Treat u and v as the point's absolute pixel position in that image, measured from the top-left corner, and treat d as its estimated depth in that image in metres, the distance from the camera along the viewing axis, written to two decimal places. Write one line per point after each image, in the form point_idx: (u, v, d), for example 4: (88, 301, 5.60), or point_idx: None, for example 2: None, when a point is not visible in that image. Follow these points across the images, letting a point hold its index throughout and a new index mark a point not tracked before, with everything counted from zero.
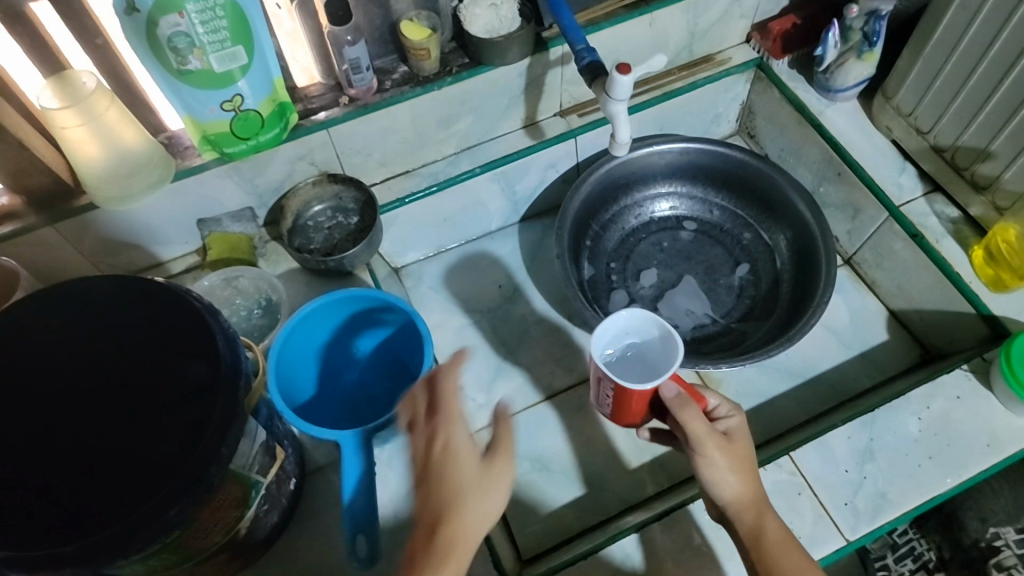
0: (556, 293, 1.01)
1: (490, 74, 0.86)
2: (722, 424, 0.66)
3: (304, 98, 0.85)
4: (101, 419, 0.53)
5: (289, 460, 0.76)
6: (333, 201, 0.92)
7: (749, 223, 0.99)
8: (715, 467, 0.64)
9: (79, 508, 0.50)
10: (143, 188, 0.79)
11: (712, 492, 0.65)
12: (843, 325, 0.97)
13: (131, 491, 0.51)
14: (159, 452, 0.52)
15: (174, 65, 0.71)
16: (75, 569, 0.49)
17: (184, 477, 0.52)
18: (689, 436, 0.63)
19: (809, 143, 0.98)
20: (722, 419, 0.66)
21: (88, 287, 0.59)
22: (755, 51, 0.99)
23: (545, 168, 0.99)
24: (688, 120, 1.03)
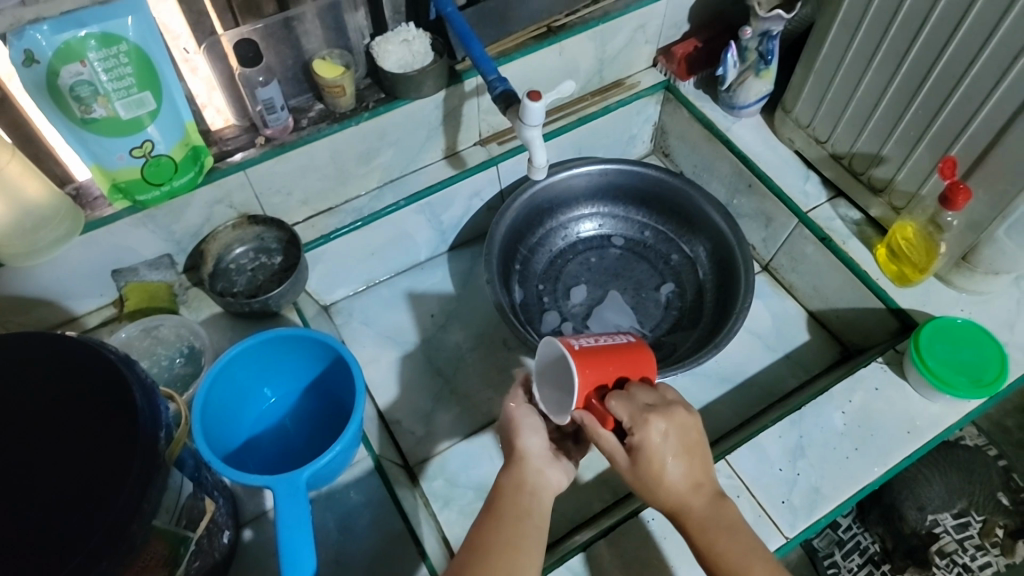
0: (490, 319, 1.02)
1: (407, 108, 0.88)
2: (638, 437, 0.61)
3: (219, 141, 0.85)
4: (7, 486, 0.50)
5: (220, 511, 0.73)
6: (255, 242, 0.91)
7: (671, 238, 1.02)
8: (659, 479, 0.63)
9: None
10: (50, 242, 0.76)
11: (651, 500, 0.65)
12: (765, 329, 1.01)
13: (44, 557, 0.47)
14: (73, 512, 0.49)
15: (78, 114, 0.69)
16: None
17: (103, 537, 0.49)
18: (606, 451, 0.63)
19: (720, 158, 1.03)
20: (638, 431, 0.61)
21: None
22: (662, 74, 1.04)
23: (470, 197, 1.01)
24: (604, 143, 1.07)
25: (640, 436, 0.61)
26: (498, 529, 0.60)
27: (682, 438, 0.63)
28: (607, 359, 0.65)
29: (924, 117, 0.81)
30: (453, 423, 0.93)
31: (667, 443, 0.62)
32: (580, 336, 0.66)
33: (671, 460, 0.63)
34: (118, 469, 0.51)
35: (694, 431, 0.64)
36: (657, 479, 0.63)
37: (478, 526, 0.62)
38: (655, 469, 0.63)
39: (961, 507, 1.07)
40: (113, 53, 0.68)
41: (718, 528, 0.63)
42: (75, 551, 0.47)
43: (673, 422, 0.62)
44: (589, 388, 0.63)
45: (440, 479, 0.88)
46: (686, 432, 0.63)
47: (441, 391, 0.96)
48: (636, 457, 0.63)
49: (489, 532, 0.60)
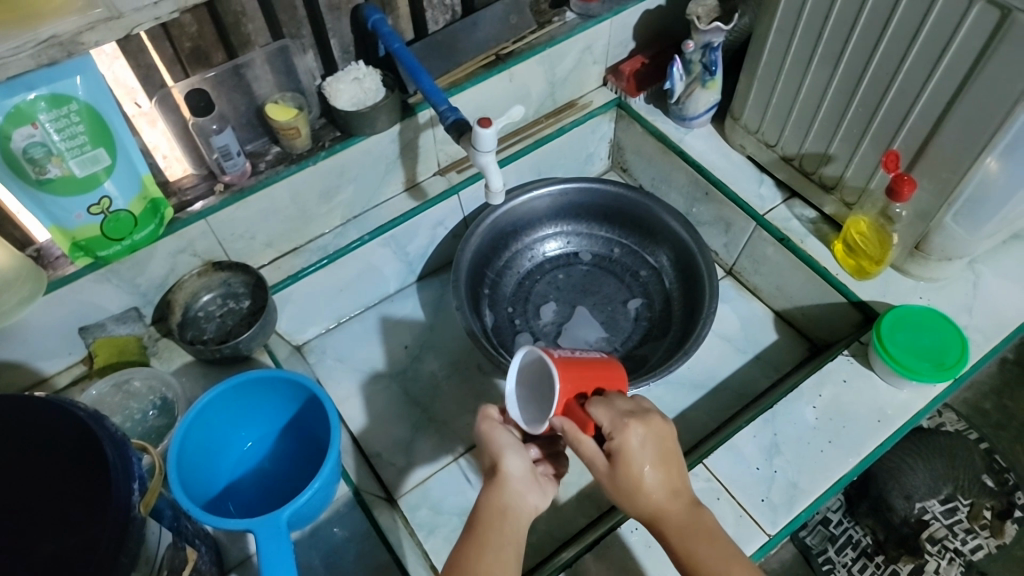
0: (462, 345, 1.03)
1: (363, 144, 0.89)
2: (617, 442, 0.62)
3: (178, 191, 0.85)
4: None
5: (202, 560, 0.72)
6: (222, 288, 0.91)
7: (634, 250, 1.04)
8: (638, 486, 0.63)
9: None
10: (14, 305, 0.75)
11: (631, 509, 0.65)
12: (735, 332, 1.02)
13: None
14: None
15: (32, 176, 0.70)
16: None
17: None
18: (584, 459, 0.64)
19: (675, 169, 1.05)
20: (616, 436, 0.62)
21: None
22: (612, 92, 1.07)
23: (434, 226, 1.02)
24: (563, 163, 1.09)
25: (619, 441, 0.62)
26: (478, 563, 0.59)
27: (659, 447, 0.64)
28: (585, 370, 0.67)
29: (865, 113, 0.84)
30: (434, 452, 0.93)
31: (646, 450, 0.63)
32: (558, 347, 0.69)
33: (649, 467, 0.63)
34: (90, 525, 0.51)
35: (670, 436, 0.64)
36: (635, 485, 0.64)
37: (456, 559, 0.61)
38: (633, 477, 0.63)
39: (948, 492, 1.09)
40: (64, 112, 0.69)
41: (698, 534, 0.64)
42: None
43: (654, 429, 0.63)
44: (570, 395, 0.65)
45: (425, 508, 0.88)
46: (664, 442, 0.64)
47: (419, 421, 0.96)
48: (615, 463, 0.63)
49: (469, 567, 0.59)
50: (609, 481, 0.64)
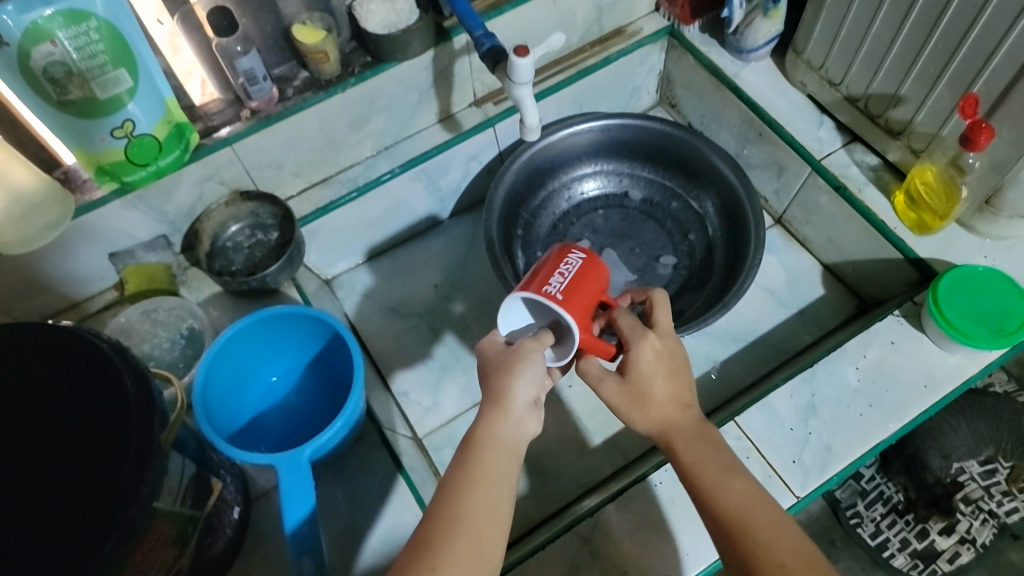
0: (492, 285, 1.00)
1: (395, 71, 0.84)
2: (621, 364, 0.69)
3: (203, 116, 0.82)
4: (13, 480, 0.50)
5: (228, 488, 0.73)
6: (250, 219, 0.89)
7: (678, 193, 0.98)
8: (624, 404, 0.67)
9: None
10: (43, 228, 0.75)
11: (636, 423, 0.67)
12: (779, 285, 0.97)
13: (43, 556, 0.47)
14: (70, 502, 0.49)
15: (54, 96, 0.67)
16: None
17: (103, 526, 0.49)
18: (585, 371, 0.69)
19: (728, 106, 0.97)
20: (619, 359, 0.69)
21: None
22: (665, 18, 0.98)
23: (467, 161, 0.98)
24: (607, 96, 1.02)
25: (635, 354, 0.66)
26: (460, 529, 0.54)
27: (652, 372, 0.66)
28: (581, 293, 0.64)
29: (943, 51, 0.75)
30: (459, 393, 0.92)
31: (660, 363, 0.66)
32: (553, 277, 0.63)
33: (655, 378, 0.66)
34: (115, 460, 0.51)
35: (661, 349, 0.66)
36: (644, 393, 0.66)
37: (430, 521, 0.55)
38: (640, 388, 0.66)
39: (988, 454, 1.06)
40: (82, 29, 0.65)
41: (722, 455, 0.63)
42: (77, 541, 0.48)
43: (645, 340, 0.66)
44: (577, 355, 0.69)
45: (449, 448, 0.89)
46: (652, 365, 0.66)
47: (447, 361, 0.94)
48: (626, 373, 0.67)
49: (458, 536, 0.53)
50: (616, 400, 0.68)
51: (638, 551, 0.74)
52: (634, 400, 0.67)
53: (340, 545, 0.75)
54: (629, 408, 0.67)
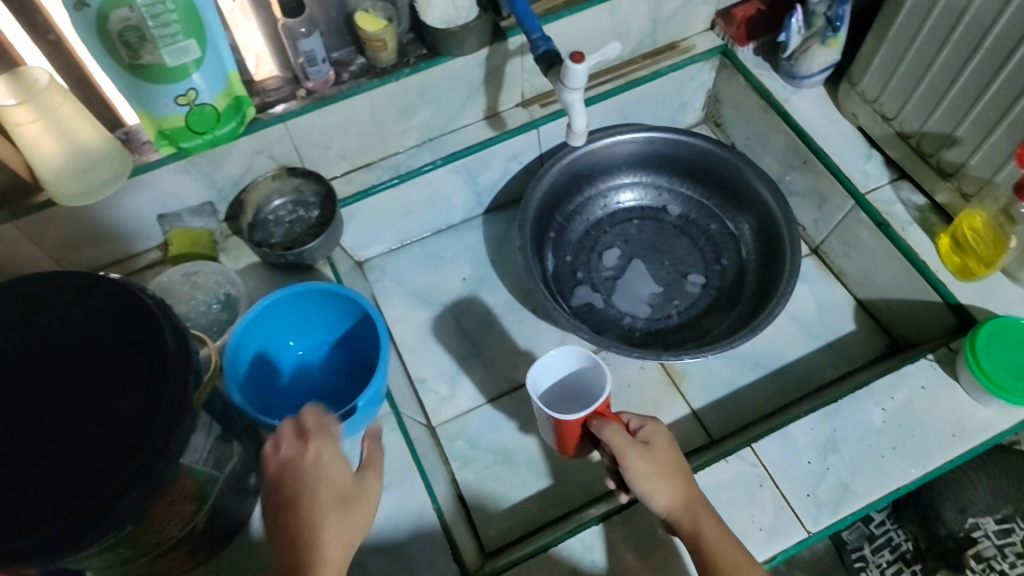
0: (521, 286, 1.00)
1: (449, 65, 0.86)
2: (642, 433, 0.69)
3: (261, 91, 0.85)
4: (55, 420, 0.53)
5: (248, 454, 0.75)
6: (293, 194, 0.92)
7: (715, 213, 0.98)
8: (647, 478, 0.66)
9: (27, 508, 0.50)
10: (100, 183, 0.79)
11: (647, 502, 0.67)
12: (810, 315, 0.96)
13: (72, 493, 0.51)
14: (105, 448, 0.52)
15: (127, 59, 0.71)
16: (28, 562, 0.50)
17: (133, 473, 0.52)
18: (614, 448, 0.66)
19: (775, 131, 0.97)
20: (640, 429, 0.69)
21: (49, 278, 0.59)
22: (719, 38, 0.98)
23: (508, 160, 0.99)
24: (653, 109, 1.03)
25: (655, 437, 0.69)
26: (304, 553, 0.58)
27: (674, 458, 0.68)
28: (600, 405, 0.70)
29: (1005, 97, 0.74)
30: (476, 387, 0.93)
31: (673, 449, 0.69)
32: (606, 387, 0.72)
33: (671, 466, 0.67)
34: (148, 413, 0.54)
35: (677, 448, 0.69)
36: (675, 469, 0.67)
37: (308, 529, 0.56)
38: (671, 465, 0.67)
39: (1006, 513, 1.01)
40: None
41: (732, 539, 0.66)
42: (107, 487, 0.51)
43: (667, 435, 0.69)
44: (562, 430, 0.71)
45: (462, 440, 0.90)
46: (671, 453, 0.68)
47: (468, 354, 0.95)
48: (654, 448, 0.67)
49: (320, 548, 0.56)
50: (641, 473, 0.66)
51: (640, 564, 0.74)
52: (659, 479, 0.66)
53: None
54: (655, 483, 0.66)
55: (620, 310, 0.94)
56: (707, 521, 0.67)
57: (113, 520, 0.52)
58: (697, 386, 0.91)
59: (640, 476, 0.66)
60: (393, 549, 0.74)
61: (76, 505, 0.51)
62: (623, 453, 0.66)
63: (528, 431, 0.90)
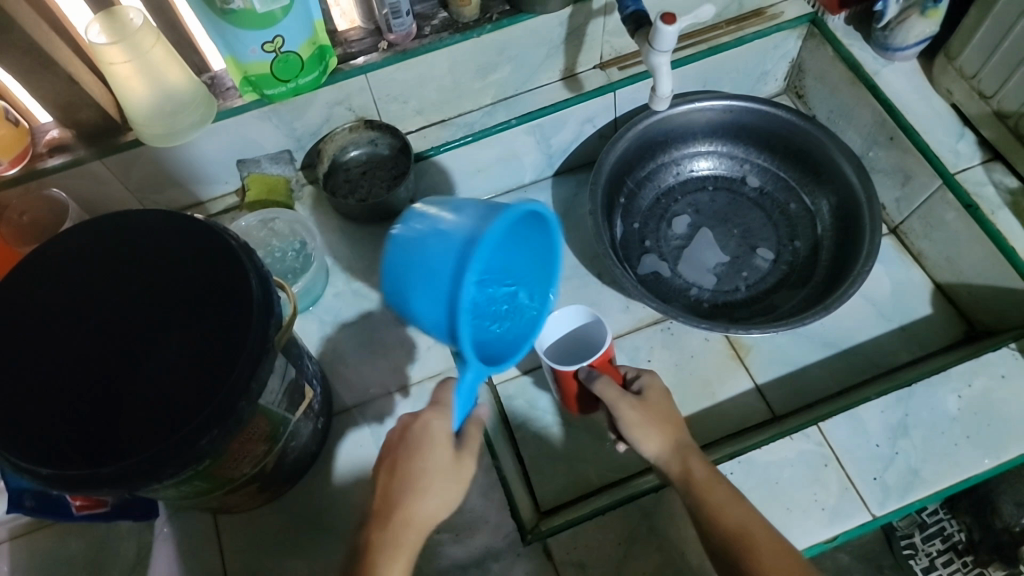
0: (586, 251, 0.98)
1: (531, 22, 0.85)
2: (637, 384, 0.72)
3: (344, 42, 0.85)
4: (147, 352, 0.56)
5: (317, 399, 0.76)
6: (369, 147, 0.93)
7: (792, 187, 0.96)
8: (636, 426, 0.69)
9: (119, 434, 0.53)
10: (185, 128, 0.80)
11: (639, 448, 0.70)
12: (885, 297, 0.93)
13: (159, 423, 0.53)
14: (191, 381, 0.54)
15: (219, 4, 0.71)
16: (113, 488, 0.52)
17: (216, 409, 0.54)
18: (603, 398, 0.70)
19: (862, 104, 0.93)
20: (636, 381, 0.73)
21: (145, 219, 0.62)
22: (810, 5, 0.94)
23: (582, 123, 0.98)
24: (732, 77, 1.00)
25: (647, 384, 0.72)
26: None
27: (667, 411, 0.70)
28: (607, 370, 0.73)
29: None
30: None
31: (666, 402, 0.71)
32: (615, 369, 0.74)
33: (663, 419, 0.69)
34: (231, 352, 0.55)
35: (673, 404, 0.72)
36: (668, 416, 0.70)
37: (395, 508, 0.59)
38: (663, 415, 0.70)
39: None
40: None
41: (719, 475, 0.67)
42: (190, 420, 0.53)
43: (663, 390, 0.72)
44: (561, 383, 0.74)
45: (522, 399, 0.89)
46: (666, 408, 0.71)
47: None
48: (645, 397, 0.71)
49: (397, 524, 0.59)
50: (633, 420, 0.69)
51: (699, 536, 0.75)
52: (647, 426, 0.69)
53: None
54: (644, 431, 0.69)
55: (686, 280, 0.93)
56: (700, 467, 0.67)
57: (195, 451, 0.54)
58: (763, 360, 0.90)
59: (634, 423, 0.69)
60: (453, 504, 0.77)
61: (163, 433, 0.53)
62: (615, 403, 0.69)
63: None
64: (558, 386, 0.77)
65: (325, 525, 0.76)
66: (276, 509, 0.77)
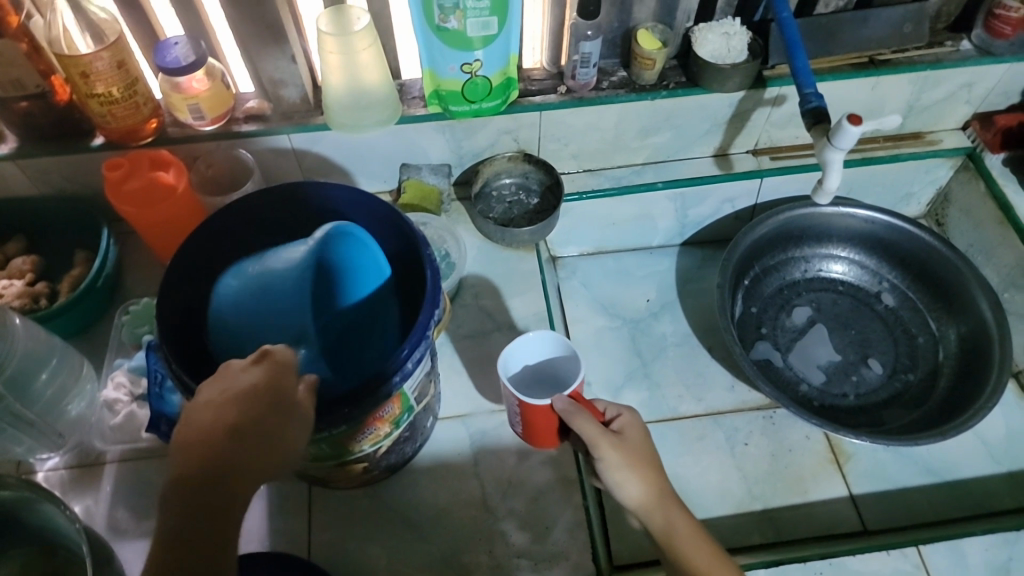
0: (703, 322, 1.00)
1: (703, 98, 0.90)
2: (616, 423, 0.69)
3: (527, 79, 0.91)
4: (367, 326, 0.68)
5: (435, 397, 0.80)
6: (520, 178, 0.98)
7: (919, 309, 0.97)
8: (617, 469, 0.66)
9: None
10: (370, 123, 0.87)
11: (618, 494, 0.67)
12: (997, 440, 0.91)
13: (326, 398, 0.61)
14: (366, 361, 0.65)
15: (436, 20, 0.79)
16: None
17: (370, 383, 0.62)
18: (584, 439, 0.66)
19: (1006, 245, 0.94)
20: (614, 419, 0.69)
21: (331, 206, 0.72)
22: (969, 139, 0.98)
23: (723, 201, 1.01)
24: (878, 190, 1.02)
25: (624, 421, 0.69)
26: (283, 432, 0.51)
27: (649, 451, 0.68)
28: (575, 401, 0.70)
29: None
30: (639, 405, 0.93)
31: (644, 443, 0.68)
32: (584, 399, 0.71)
33: (643, 467, 0.66)
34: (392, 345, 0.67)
35: (651, 443, 0.69)
36: (646, 459, 0.67)
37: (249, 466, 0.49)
38: (644, 455, 0.67)
39: None
40: None
41: (700, 529, 0.67)
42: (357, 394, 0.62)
43: (642, 428, 0.69)
44: (530, 415, 0.70)
45: None
46: (646, 446, 0.68)
47: (637, 371, 0.96)
48: (626, 437, 0.67)
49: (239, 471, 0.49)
50: (615, 462, 0.66)
51: None
52: (632, 469, 0.66)
53: (500, 489, 0.81)
54: (626, 475, 0.66)
55: (795, 372, 0.93)
56: (680, 517, 0.66)
57: (323, 413, 0.59)
58: (863, 472, 0.88)
59: (627, 465, 0.66)
60: (538, 531, 0.78)
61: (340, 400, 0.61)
62: (597, 443, 0.66)
63: (677, 465, 0.88)
64: (523, 418, 0.72)
65: (415, 526, 0.78)
66: (368, 494, 0.80)
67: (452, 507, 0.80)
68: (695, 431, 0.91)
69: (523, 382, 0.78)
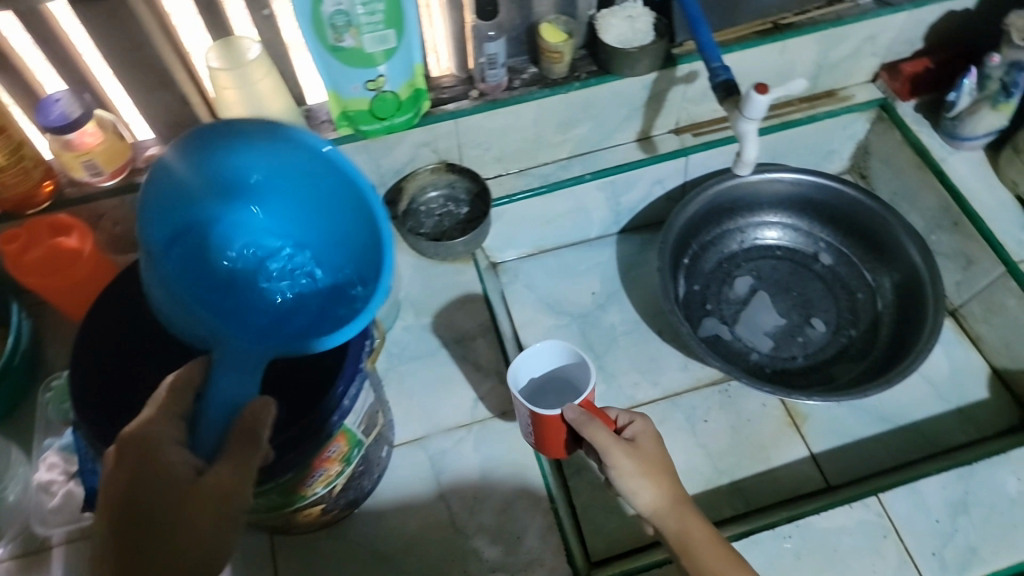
0: (650, 307, 1.00)
1: (617, 84, 0.89)
2: (628, 430, 0.67)
3: (437, 88, 0.89)
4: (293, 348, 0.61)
5: (386, 426, 0.78)
6: (447, 189, 0.96)
7: (854, 263, 0.98)
8: (628, 475, 0.64)
9: None
10: None
11: (632, 500, 0.65)
12: (942, 378, 0.94)
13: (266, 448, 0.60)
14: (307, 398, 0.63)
15: (331, 41, 0.75)
16: None
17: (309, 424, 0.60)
18: (598, 447, 0.64)
19: (927, 189, 0.96)
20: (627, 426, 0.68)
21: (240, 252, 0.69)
22: (880, 90, 0.99)
23: (652, 183, 1.01)
24: (801, 152, 1.03)
25: (640, 425, 0.68)
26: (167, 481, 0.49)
27: (660, 455, 0.66)
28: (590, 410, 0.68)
29: None
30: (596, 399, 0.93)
31: (658, 447, 0.67)
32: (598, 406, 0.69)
33: (655, 474, 0.65)
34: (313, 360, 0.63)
35: (664, 448, 0.67)
36: (660, 463, 0.66)
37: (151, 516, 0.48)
38: (656, 459, 0.66)
39: None
40: None
41: (711, 531, 0.65)
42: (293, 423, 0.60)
43: (655, 433, 0.68)
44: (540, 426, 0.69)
45: None
46: (658, 450, 0.66)
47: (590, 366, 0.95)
48: (640, 443, 0.66)
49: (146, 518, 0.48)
50: (629, 469, 0.64)
51: None
52: (644, 475, 0.65)
53: (466, 506, 0.80)
54: (640, 481, 0.64)
55: (744, 342, 0.94)
56: (695, 522, 0.65)
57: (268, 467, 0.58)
58: (820, 430, 0.90)
59: (630, 473, 0.64)
60: (509, 543, 0.77)
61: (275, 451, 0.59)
62: (609, 451, 0.64)
63: None
64: (535, 428, 0.70)
65: (384, 559, 0.77)
66: (331, 535, 0.78)
67: (420, 536, 0.78)
68: (655, 416, 0.91)
69: (535, 394, 0.77)
